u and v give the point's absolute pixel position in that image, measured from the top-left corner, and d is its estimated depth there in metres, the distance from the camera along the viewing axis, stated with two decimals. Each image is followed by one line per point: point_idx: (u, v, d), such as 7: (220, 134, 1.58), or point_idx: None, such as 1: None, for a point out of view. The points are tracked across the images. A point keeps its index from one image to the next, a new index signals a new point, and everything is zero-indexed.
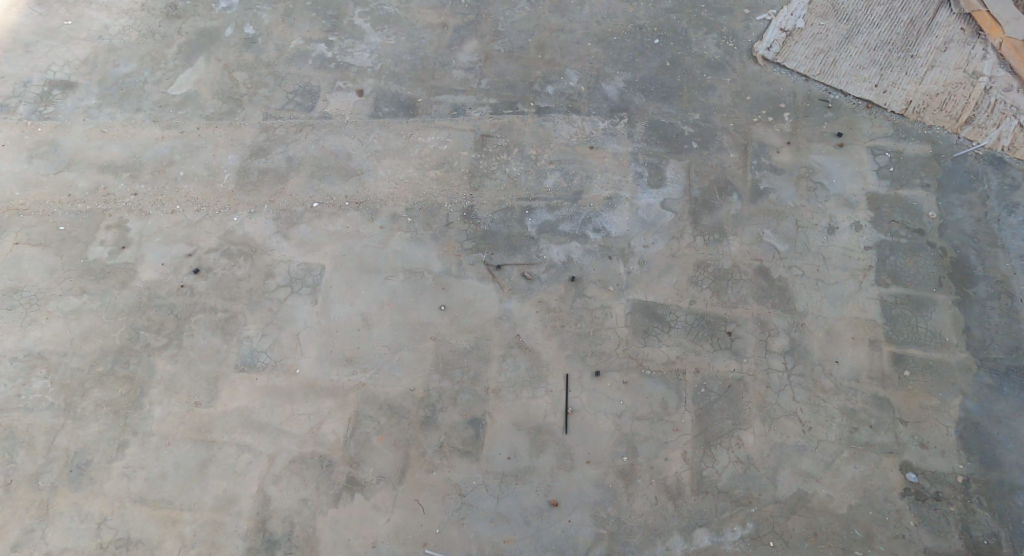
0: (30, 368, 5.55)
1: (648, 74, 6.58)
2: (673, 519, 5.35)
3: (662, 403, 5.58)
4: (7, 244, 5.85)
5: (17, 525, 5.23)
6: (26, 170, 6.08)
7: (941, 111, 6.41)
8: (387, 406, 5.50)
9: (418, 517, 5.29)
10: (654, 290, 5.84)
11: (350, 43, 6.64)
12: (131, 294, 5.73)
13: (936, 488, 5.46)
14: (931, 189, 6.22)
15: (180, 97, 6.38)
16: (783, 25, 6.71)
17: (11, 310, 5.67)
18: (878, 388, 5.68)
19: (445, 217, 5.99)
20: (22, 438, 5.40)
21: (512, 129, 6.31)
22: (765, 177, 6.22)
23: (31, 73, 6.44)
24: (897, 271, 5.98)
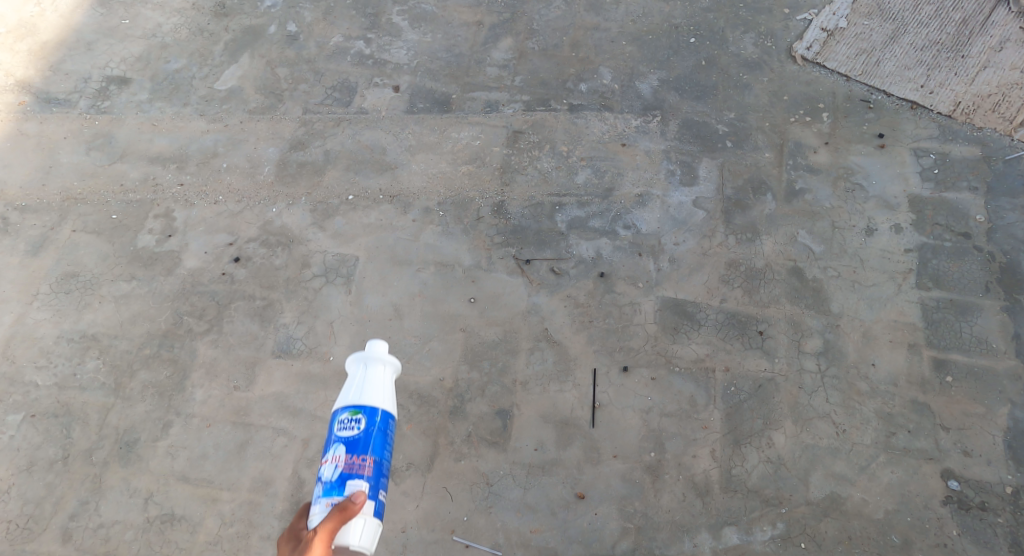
0: (83, 348, 5.82)
1: (682, 73, 6.60)
2: (701, 516, 5.32)
3: (691, 400, 5.57)
4: (66, 231, 6.16)
5: (72, 498, 5.46)
6: (84, 162, 6.39)
7: (992, 112, 6.29)
8: (417, 395, 5.62)
9: (446, 504, 5.37)
10: (684, 287, 5.85)
11: (388, 41, 6.84)
12: (176, 281, 5.98)
13: (981, 498, 5.33)
14: (979, 192, 6.09)
15: (225, 91, 6.65)
16: (825, 25, 6.70)
17: (67, 293, 5.97)
18: (917, 393, 5.58)
19: (476, 211, 6.11)
20: (76, 416, 5.65)
21: (544, 126, 6.40)
22: (801, 177, 6.18)
23: (91, 70, 6.79)
24: (940, 275, 5.87)
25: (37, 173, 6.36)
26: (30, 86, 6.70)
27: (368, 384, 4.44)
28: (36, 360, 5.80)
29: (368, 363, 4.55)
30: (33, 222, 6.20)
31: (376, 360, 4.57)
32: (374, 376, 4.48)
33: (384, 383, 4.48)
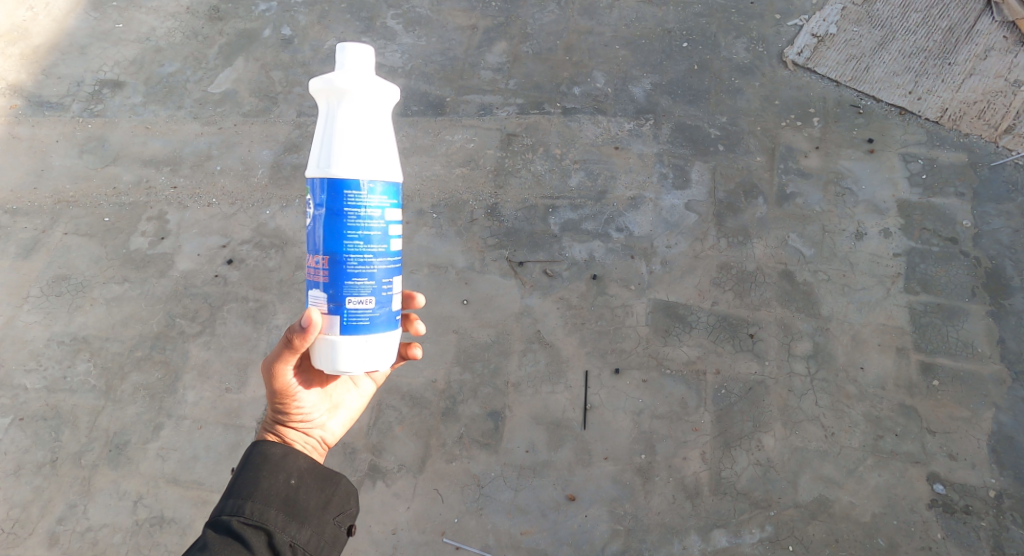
0: (75, 351, 5.81)
1: (675, 77, 6.64)
2: (691, 519, 5.41)
3: (682, 403, 5.62)
4: (57, 234, 6.15)
5: (61, 501, 5.49)
6: (77, 164, 6.38)
7: (978, 119, 6.37)
8: (409, 396, 5.63)
9: (438, 506, 5.43)
10: (676, 290, 5.89)
11: (382, 44, 6.84)
12: (169, 283, 5.97)
13: (965, 501, 5.43)
14: (966, 198, 6.16)
15: (219, 94, 6.65)
16: (815, 31, 6.69)
17: (58, 296, 5.96)
18: (905, 396, 5.64)
19: (470, 214, 6.13)
20: (67, 418, 5.65)
21: (537, 129, 6.42)
22: (792, 181, 6.23)
23: (84, 73, 6.75)
24: (928, 279, 5.93)
25: (29, 176, 6.34)
26: (22, 89, 6.68)
27: (352, 144, 4.20)
28: (27, 363, 5.78)
29: (341, 89, 4.22)
30: (24, 225, 6.18)
31: (345, 85, 4.22)
32: (348, 87, 4.23)
33: (370, 105, 4.23)
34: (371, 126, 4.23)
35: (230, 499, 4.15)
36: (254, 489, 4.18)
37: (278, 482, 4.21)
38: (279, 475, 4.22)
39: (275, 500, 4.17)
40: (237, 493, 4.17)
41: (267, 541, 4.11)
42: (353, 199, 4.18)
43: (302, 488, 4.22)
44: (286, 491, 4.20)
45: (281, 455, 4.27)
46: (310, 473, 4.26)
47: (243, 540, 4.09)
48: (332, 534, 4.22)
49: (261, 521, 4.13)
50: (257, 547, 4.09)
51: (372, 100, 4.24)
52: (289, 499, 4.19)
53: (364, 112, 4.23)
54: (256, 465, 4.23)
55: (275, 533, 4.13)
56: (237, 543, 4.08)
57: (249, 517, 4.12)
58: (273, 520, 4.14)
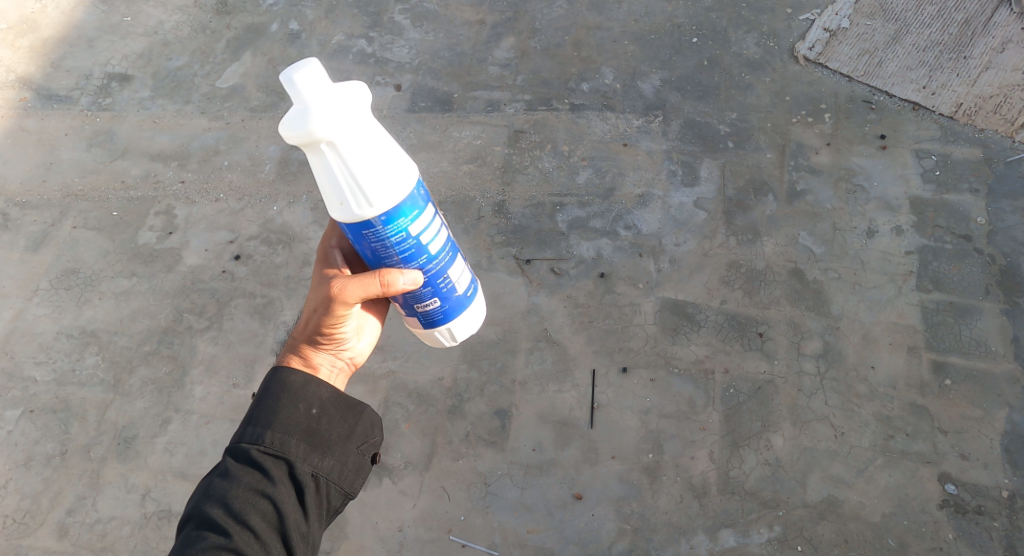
0: (83, 344, 5.81)
1: (685, 73, 6.59)
2: (699, 518, 5.33)
3: (690, 402, 5.57)
4: (66, 227, 6.15)
5: (70, 492, 5.46)
6: (86, 158, 6.38)
7: (994, 114, 6.28)
8: (415, 394, 5.63)
9: (444, 503, 5.38)
10: (685, 289, 5.85)
11: (390, 39, 6.82)
12: (176, 278, 5.97)
13: (978, 501, 5.34)
14: (980, 194, 6.08)
15: (227, 89, 6.64)
16: (827, 25, 6.68)
17: (68, 289, 5.97)
18: (916, 396, 5.58)
19: (477, 211, 6.10)
20: (75, 411, 5.65)
21: (545, 125, 6.39)
22: (802, 178, 6.17)
23: (93, 66, 6.77)
24: (941, 277, 5.86)
25: (38, 169, 6.35)
26: (31, 82, 6.69)
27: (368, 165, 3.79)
28: (35, 355, 5.80)
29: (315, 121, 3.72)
30: (34, 218, 6.19)
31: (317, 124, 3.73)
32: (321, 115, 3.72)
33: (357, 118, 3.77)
34: (361, 128, 3.79)
35: (249, 427, 3.82)
36: (274, 417, 3.85)
37: (301, 412, 3.87)
38: (299, 405, 3.89)
39: (297, 430, 3.85)
40: (256, 420, 3.84)
41: (288, 471, 3.78)
42: (410, 219, 3.86)
43: (325, 418, 3.90)
44: (308, 420, 3.88)
45: (301, 384, 3.93)
46: (332, 401, 3.94)
47: (263, 469, 3.74)
48: (357, 466, 3.91)
49: (282, 450, 3.80)
50: (278, 475, 3.75)
51: (347, 101, 3.75)
52: (311, 429, 3.87)
53: (344, 116, 3.75)
54: (275, 394, 3.89)
55: (297, 461, 3.80)
56: (256, 473, 3.73)
57: (269, 446, 3.79)
58: (294, 449, 3.81)
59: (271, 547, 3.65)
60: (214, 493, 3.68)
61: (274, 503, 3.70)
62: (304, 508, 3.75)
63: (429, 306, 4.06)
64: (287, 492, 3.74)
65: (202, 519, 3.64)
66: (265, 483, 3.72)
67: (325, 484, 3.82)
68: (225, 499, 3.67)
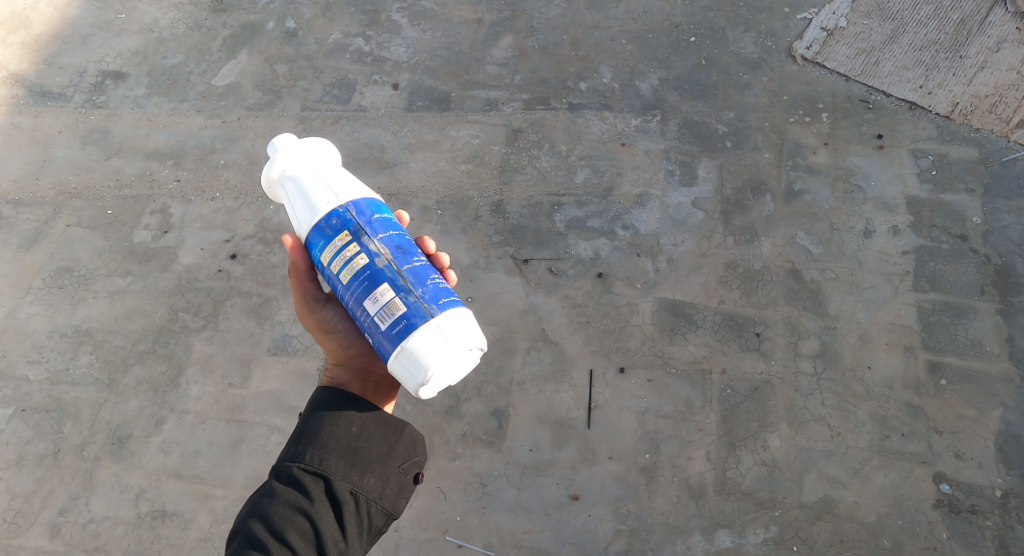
0: (77, 344, 5.78)
1: (683, 72, 6.57)
2: (695, 518, 5.34)
3: (687, 402, 5.57)
4: (60, 225, 6.11)
5: (63, 492, 5.43)
6: (79, 155, 6.34)
7: (990, 113, 6.29)
8: (412, 394, 5.61)
9: (440, 503, 5.37)
10: (682, 289, 5.84)
11: (387, 38, 6.78)
12: (172, 277, 5.93)
13: (972, 501, 5.36)
14: (976, 194, 6.09)
15: (223, 87, 6.59)
16: (824, 24, 6.67)
17: (61, 288, 5.93)
18: (912, 396, 5.59)
19: (474, 211, 6.08)
20: (69, 410, 5.61)
21: (543, 125, 6.37)
22: (800, 179, 6.17)
23: (87, 63, 6.72)
24: (937, 277, 5.87)
25: (31, 166, 6.30)
26: (24, 79, 6.64)
27: (323, 195, 4.18)
28: (29, 354, 5.76)
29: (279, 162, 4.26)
30: (26, 216, 6.15)
31: (291, 168, 4.26)
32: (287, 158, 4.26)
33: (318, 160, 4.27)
34: (322, 169, 4.26)
35: (291, 444, 3.88)
36: (316, 435, 3.89)
37: (342, 430, 3.92)
38: (340, 423, 3.93)
39: (337, 447, 3.88)
40: (298, 437, 3.89)
41: (329, 488, 3.82)
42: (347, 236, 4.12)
43: (365, 436, 3.93)
44: (349, 438, 3.91)
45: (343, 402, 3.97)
46: (373, 419, 3.98)
47: (304, 487, 3.79)
48: (398, 485, 3.93)
49: (322, 467, 3.84)
50: (319, 493, 3.79)
51: (313, 153, 4.28)
52: (351, 447, 3.90)
53: (308, 161, 4.26)
54: (318, 412, 3.94)
55: (337, 479, 3.84)
56: (297, 490, 3.79)
57: (310, 464, 3.84)
58: (335, 467, 3.85)
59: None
60: (257, 509, 3.75)
61: (313, 520, 3.74)
62: (343, 525, 3.79)
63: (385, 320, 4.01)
64: (327, 510, 3.78)
65: (245, 534, 3.71)
66: (306, 501, 3.77)
67: (364, 502, 3.85)
68: (266, 516, 3.73)
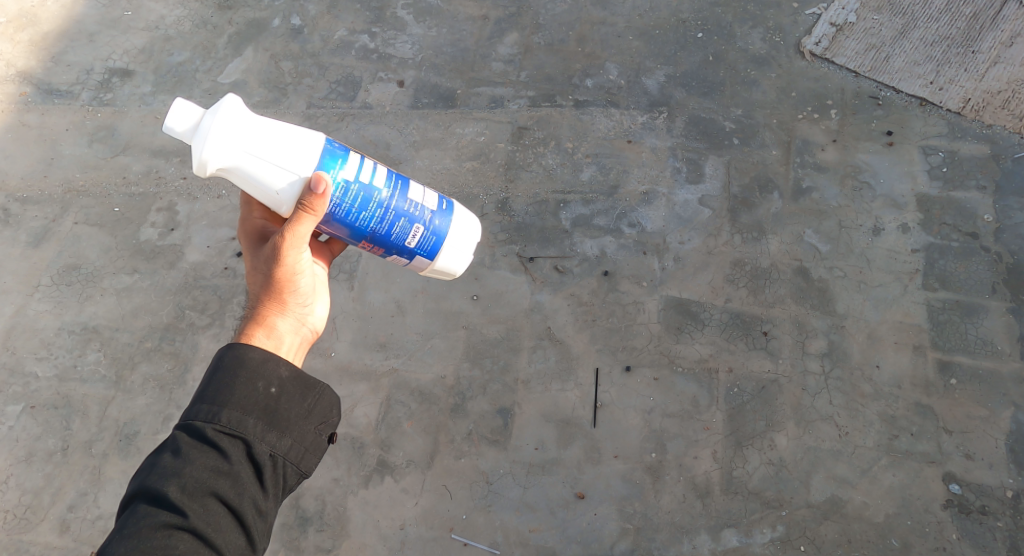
0: (85, 341, 5.79)
1: (690, 69, 6.53)
2: (701, 518, 5.31)
3: (694, 401, 5.54)
4: (67, 223, 6.12)
5: (71, 489, 5.45)
6: (87, 154, 6.35)
7: (1002, 109, 6.22)
8: (418, 393, 5.60)
9: (446, 502, 5.36)
10: (689, 287, 5.81)
11: (392, 35, 6.77)
12: (178, 275, 5.94)
13: (981, 501, 5.31)
14: (987, 191, 6.03)
15: (229, 85, 6.59)
16: (834, 19, 6.61)
17: (69, 285, 5.94)
18: (921, 395, 5.54)
19: (480, 209, 6.06)
20: (77, 407, 5.63)
21: (549, 122, 6.34)
22: (808, 176, 6.12)
23: (94, 61, 6.73)
24: (947, 276, 5.81)
25: (39, 164, 6.32)
26: (31, 76, 6.65)
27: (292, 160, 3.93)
28: (37, 351, 5.78)
29: (205, 149, 3.87)
30: (35, 214, 6.16)
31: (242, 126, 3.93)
32: (213, 144, 3.87)
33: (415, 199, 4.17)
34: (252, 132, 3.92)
35: (203, 405, 3.68)
36: (231, 395, 3.71)
37: (258, 391, 3.74)
38: (257, 384, 3.75)
39: (256, 409, 3.71)
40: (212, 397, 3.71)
41: (246, 450, 3.67)
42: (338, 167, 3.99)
43: (284, 396, 3.77)
44: (267, 399, 3.74)
45: (257, 362, 3.78)
46: (290, 378, 3.80)
47: (219, 449, 3.63)
48: (313, 442, 3.80)
49: (240, 428, 3.68)
50: (232, 455, 3.64)
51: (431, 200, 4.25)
52: (270, 409, 3.73)
53: (237, 134, 3.90)
54: (230, 373, 3.75)
55: (253, 442, 3.68)
56: (212, 451, 3.62)
57: (225, 425, 3.66)
58: (252, 428, 3.69)
59: (223, 532, 3.56)
60: (167, 469, 3.57)
61: (226, 483, 3.60)
62: (260, 490, 3.65)
63: (417, 235, 4.16)
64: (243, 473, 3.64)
65: (153, 495, 3.55)
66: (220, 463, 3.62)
67: (282, 464, 3.71)
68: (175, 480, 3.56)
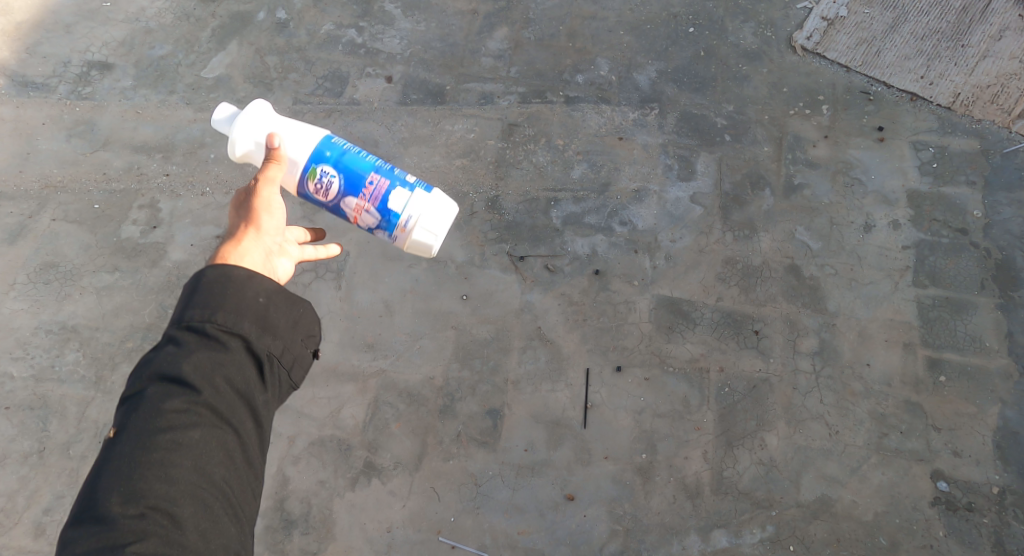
0: (64, 341, 5.67)
1: (681, 64, 6.45)
2: (691, 519, 5.28)
3: (684, 401, 5.51)
4: (45, 220, 5.98)
5: (47, 491, 5.35)
6: (64, 149, 6.20)
7: (991, 103, 6.20)
8: (406, 393, 5.53)
9: (434, 503, 5.31)
10: (680, 286, 5.76)
11: (380, 29, 6.64)
12: (161, 273, 5.82)
13: (968, 498, 5.31)
14: (976, 186, 6.00)
15: (213, 80, 6.46)
16: (825, 14, 6.55)
17: (47, 283, 5.81)
18: (911, 393, 5.53)
19: (470, 206, 5.98)
20: (54, 408, 5.52)
21: (540, 118, 6.25)
22: (799, 172, 6.07)
23: (71, 53, 6.56)
24: (937, 272, 5.79)
25: (14, 159, 6.16)
26: (6, 68, 6.48)
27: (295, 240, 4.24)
28: (14, 351, 5.65)
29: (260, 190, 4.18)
30: (10, 210, 6.02)
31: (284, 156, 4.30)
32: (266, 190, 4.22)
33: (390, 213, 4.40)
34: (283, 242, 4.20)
35: (196, 315, 3.63)
36: (222, 309, 3.65)
37: (246, 302, 3.69)
38: (247, 291, 3.70)
39: (246, 323, 3.67)
40: (204, 286, 3.68)
41: (230, 377, 3.62)
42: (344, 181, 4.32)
43: (271, 307, 3.73)
44: (256, 309, 3.70)
45: (247, 275, 3.73)
46: (277, 297, 3.75)
47: (208, 366, 3.59)
48: (300, 357, 3.80)
49: (231, 333, 3.64)
50: (217, 385, 3.59)
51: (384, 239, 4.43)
52: (257, 320, 3.69)
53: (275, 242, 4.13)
54: (219, 282, 3.69)
55: (238, 362, 3.64)
56: (202, 368, 3.58)
57: (217, 336, 3.63)
58: (239, 344, 3.65)
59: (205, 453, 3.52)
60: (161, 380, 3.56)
61: (212, 402, 3.57)
62: (240, 416, 3.62)
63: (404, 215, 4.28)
64: (227, 411, 3.59)
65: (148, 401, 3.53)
66: (206, 399, 3.57)
67: (266, 386, 3.69)
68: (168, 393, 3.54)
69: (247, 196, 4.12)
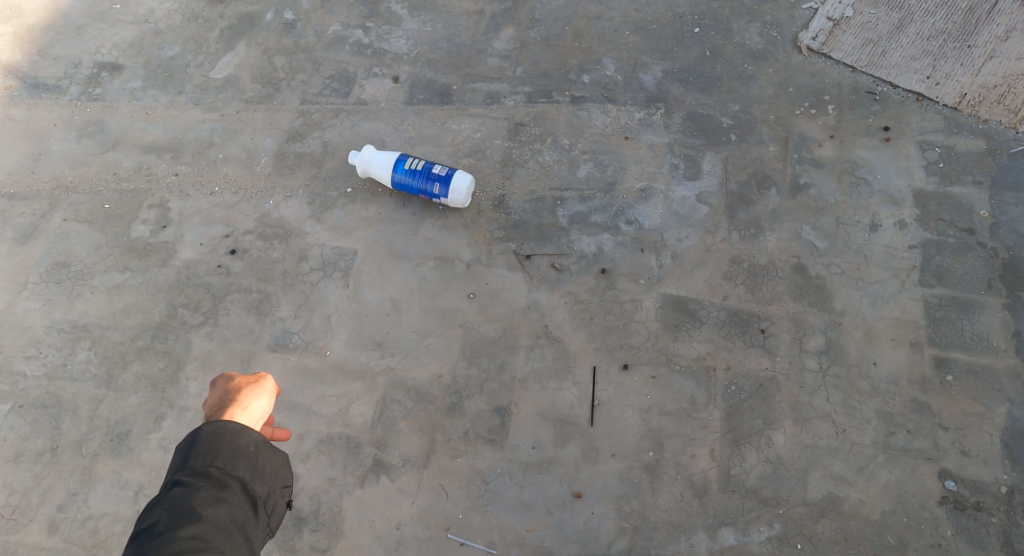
0: (75, 339, 5.71)
1: (687, 64, 6.48)
2: (698, 517, 5.29)
3: (691, 399, 5.52)
4: (56, 219, 6.03)
5: (61, 489, 5.38)
6: (76, 149, 6.26)
7: (998, 104, 6.20)
8: (414, 391, 5.55)
9: (442, 501, 5.32)
10: (686, 284, 5.78)
11: (387, 30, 6.69)
12: (170, 272, 5.87)
13: (976, 498, 5.30)
14: (983, 186, 6.01)
15: (221, 80, 6.51)
16: (830, 14, 6.58)
17: (58, 283, 5.86)
18: (918, 392, 5.53)
19: (477, 206, 6.01)
20: (66, 406, 5.56)
21: (546, 118, 6.29)
22: (805, 171, 6.09)
23: (82, 55, 6.63)
24: (943, 272, 5.79)
25: (26, 160, 6.22)
26: (17, 70, 6.55)
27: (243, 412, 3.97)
28: (26, 350, 5.70)
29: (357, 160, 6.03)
30: (22, 210, 6.07)
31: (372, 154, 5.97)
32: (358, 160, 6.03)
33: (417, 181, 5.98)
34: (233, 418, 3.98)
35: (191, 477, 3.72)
36: (216, 470, 3.75)
37: (237, 457, 3.79)
38: (238, 440, 3.82)
39: (237, 480, 3.77)
40: (201, 439, 3.80)
41: (227, 516, 3.69)
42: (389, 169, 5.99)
43: (261, 456, 3.84)
44: (246, 466, 3.80)
45: (237, 427, 3.84)
46: (264, 448, 3.87)
47: (208, 520, 3.65)
48: (282, 506, 3.92)
49: (226, 477, 3.75)
50: (213, 523, 3.65)
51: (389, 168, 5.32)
52: (249, 480, 3.79)
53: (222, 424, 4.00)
54: (210, 448, 3.78)
55: (236, 512, 3.72)
56: (202, 522, 3.64)
57: (214, 496, 3.70)
58: (234, 497, 3.74)
59: None
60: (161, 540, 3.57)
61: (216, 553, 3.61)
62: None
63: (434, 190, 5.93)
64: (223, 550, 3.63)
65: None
66: (203, 539, 3.61)
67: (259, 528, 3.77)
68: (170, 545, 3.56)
69: (234, 389, 3.95)
